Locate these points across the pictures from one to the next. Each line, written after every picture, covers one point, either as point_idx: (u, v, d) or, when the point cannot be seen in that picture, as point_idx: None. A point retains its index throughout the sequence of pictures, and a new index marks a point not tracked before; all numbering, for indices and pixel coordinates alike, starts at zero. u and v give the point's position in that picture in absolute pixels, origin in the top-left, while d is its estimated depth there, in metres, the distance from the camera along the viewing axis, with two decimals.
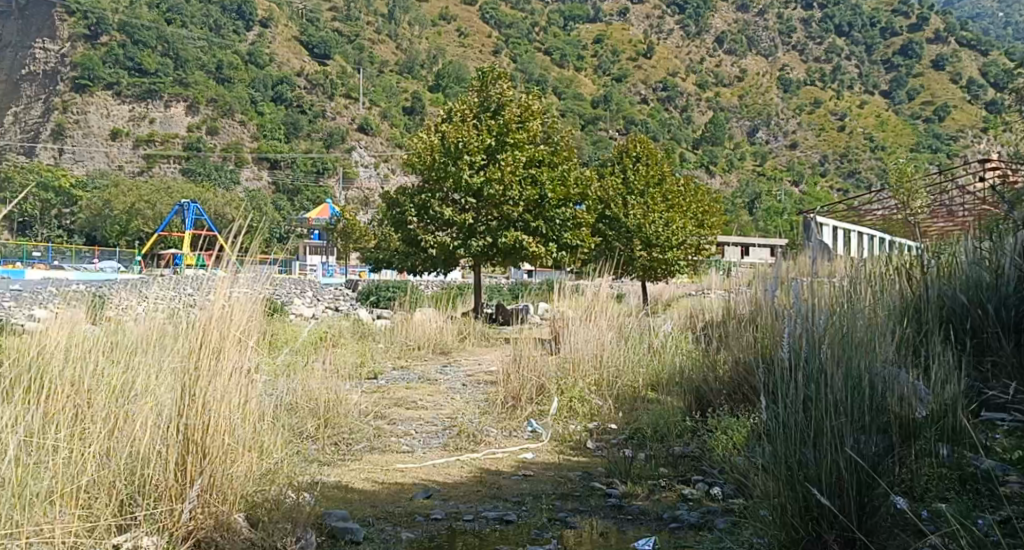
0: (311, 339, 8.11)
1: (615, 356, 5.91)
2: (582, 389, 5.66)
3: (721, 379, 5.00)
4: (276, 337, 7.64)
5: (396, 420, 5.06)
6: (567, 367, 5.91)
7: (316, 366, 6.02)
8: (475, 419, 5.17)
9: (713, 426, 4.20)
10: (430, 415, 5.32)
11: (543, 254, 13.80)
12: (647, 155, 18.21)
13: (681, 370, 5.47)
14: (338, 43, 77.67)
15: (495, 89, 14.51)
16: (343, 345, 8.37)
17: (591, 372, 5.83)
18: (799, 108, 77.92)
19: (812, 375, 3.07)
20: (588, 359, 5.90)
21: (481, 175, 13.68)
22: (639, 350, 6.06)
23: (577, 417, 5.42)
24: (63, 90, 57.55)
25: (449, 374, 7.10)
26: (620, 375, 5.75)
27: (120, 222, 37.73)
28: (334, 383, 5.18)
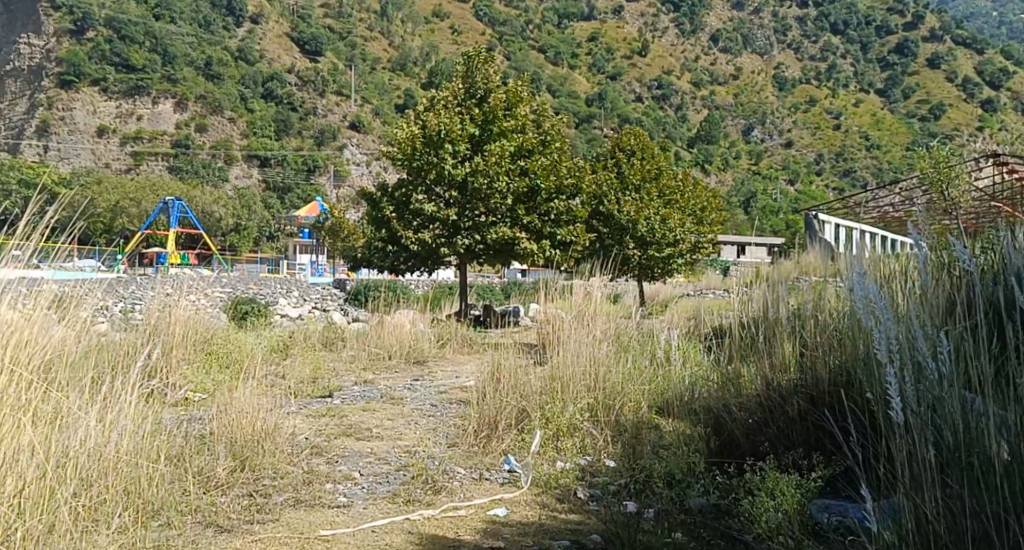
0: (260, 351, 6.95)
1: (612, 369, 4.96)
2: (582, 407, 4.73)
3: (744, 408, 4.06)
4: (219, 349, 6.54)
5: (339, 459, 4.00)
6: (555, 386, 4.89)
7: (249, 385, 5.00)
8: (436, 454, 4.13)
9: (752, 477, 3.22)
10: (385, 449, 4.26)
11: (538, 250, 12.78)
12: (643, 148, 17.27)
13: (696, 394, 4.48)
14: (329, 39, 76.68)
15: (480, 74, 13.54)
16: (301, 357, 7.23)
17: (584, 392, 4.83)
18: (794, 107, 77.21)
19: (962, 453, 2.24)
20: (579, 377, 4.89)
21: (465, 166, 12.66)
22: (645, 366, 5.13)
23: (572, 453, 4.44)
24: (49, 86, 56.44)
25: (418, 391, 6.08)
26: (615, 399, 4.75)
27: (105, 220, 37.46)
28: (267, 410, 4.15)
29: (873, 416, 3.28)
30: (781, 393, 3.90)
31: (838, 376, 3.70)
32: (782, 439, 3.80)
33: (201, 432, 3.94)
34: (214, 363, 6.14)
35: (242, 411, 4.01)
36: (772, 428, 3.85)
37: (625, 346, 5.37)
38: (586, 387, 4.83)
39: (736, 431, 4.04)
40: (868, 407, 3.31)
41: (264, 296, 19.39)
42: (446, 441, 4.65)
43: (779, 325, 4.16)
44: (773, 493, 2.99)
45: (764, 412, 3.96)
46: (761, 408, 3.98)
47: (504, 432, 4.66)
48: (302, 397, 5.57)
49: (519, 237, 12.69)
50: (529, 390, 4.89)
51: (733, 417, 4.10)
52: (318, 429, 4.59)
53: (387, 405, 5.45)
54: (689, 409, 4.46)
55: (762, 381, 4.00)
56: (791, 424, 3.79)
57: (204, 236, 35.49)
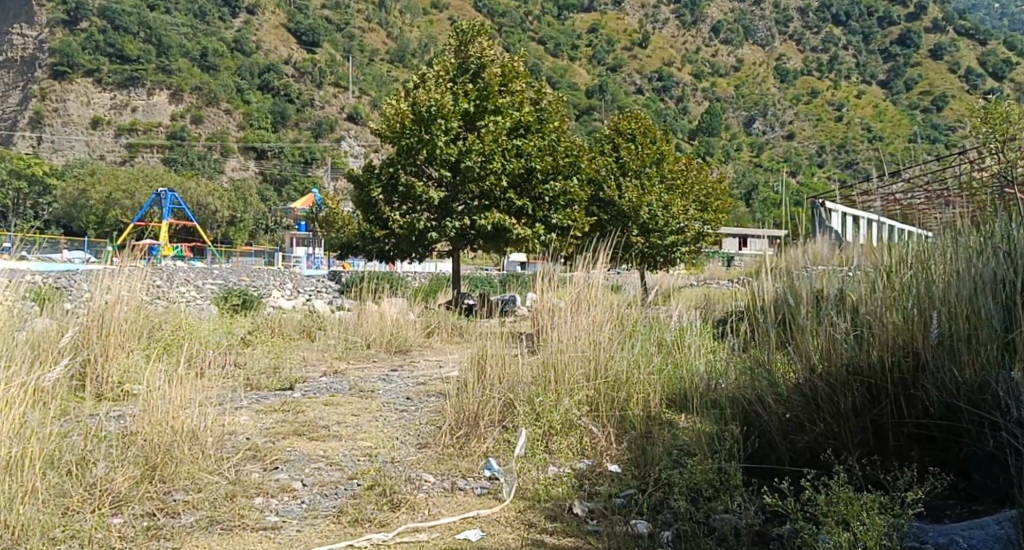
0: (216, 339, 6.13)
1: (617, 347, 4.32)
2: (585, 400, 4.04)
3: (783, 395, 3.43)
4: (165, 336, 5.69)
5: (281, 464, 3.31)
6: (548, 375, 4.19)
7: (187, 376, 4.27)
8: (397, 458, 3.43)
9: (824, 487, 2.61)
10: (340, 450, 3.55)
11: (533, 236, 12.08)
12: (645, 132, 16.43)
13: (716, 388, 3.82)
14: (327, 29, 75.83)
15: (474, 48, 12.72)
16: (263, 347, 6.46)
17: (584, 381, 4.12)
18: (796, 98, 76.09)
19: None
20: (577, 365, 4.19)
21: (459, 145, 11.87)
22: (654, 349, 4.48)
23: (572, 455, 3.75)
24: (42, 77, 55.63)
25: (393, 383, 5.36)
26: (618, 391, 4.06)
27: (97, 212, 37.27)
28: (195, 404, 3.43)
29: (995, 413, 2.75)
30: (834, 377, 3.28)
31: (900, 358, 3.15)
32: (835, 442, 3.22)
33: (121, 431, 3.29)
34: (159, 350, 5.30)
35: (177, 402, 3.36)
36: (818, 424, 3.25)
37: (634, 327, 4.70)
38: (584, 371, 4.16)
39: (769, 426, 3.44)
40: (990, 404, 2.78)
41: (257, 288, 18.54)
42: (417, 441, 3.93)
43: (821, 298, 3.52)
44: (850, 517, 2.45)
45: (809, 406, 3.34)
46: (805, 399, 3.36)
47: (486, 430, 3.96)
48: (251, 392, 4.83)
49: (512, 223, 11.96)
50: (520, 381, 4.22)
51: (764, 412, 3.47)
52: (272, 426, 3.89)
53: (352, 399, 4.70)
54: (710, 397, 3.81)
55: (802, 365, 3.37)
56: (843, 422, 3.20)
57: (198, 228, 34.67)
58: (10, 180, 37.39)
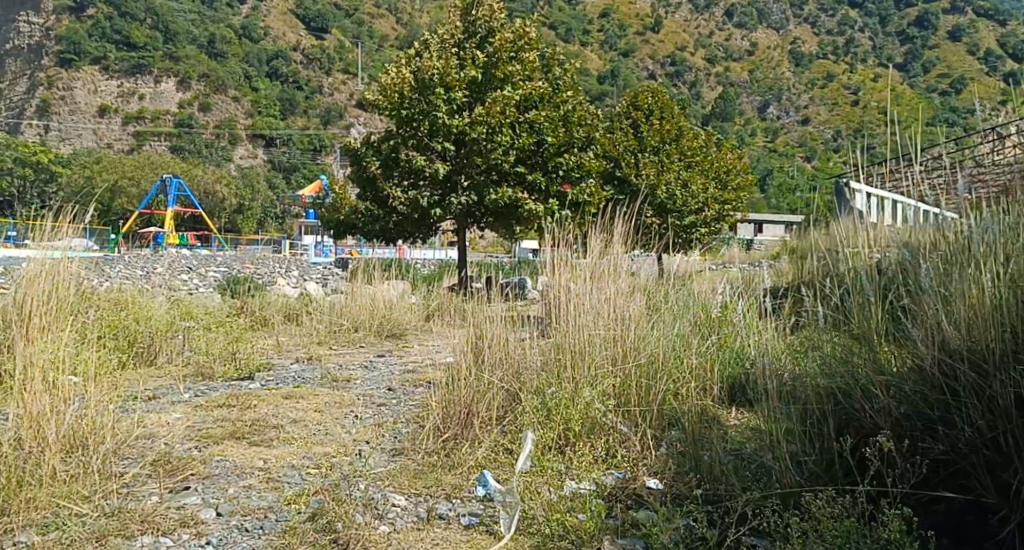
0: (164, 322, 5.28)
1: (654, 318, 3.55)
2: (617, 392, 3.28)
3: (899, 387, 2.60)
4: (99, 315, 4.86)
5: (189, 488, 2.69)
6: (564, 362, 3.35)
7: (102, 371, 3.54)
8: (345, 473, 2.77)
9: None
10: (282, 466, 2.88)
11: (546, 212, 11.13)
12: (662, 107, 15.42)
13: (795, 377, 2.97)
14: (336, 16, 74.88)
15: (481, 11, 11.78)
16: (223, 326, 5.61)
17: (606, 368, 3.32)
18: (812, 82, 74.27)
19: None
20: (599, 348, 3.37)
21: (462, 116, 10.90)
22: (700, 332, 3.69)
23: (608, 463, 3.04)
24: (48, 65, 54.72)
25: (375, 369, 4.54)
26: (654, 378, 3.26)
27: (103, 200, 36.41)
28: (72, 407, 2.76)
29: None
30: (980, 355, 2.44)
31: None
32: (989, 453, 2.40)
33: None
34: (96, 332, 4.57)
35: (72, 403, 2.84)
36: (963, 424, 2.42)
37: (674, 296, 3.86)
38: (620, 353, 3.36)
39: (879, 425, 2.62)
40: None
41: (262, 275, 17.58)
42: (393, 448, 3.17)
43: (948, 258, 2.66)
44: None
45: (939, 395, 2.52)
46: (933, 388, 2.53)
47: (479, 432, 3.21)
48: (198, 382, 4.11)
49: (523, 198, 11.06)
50: (526, 367, 3.48)
51: (868, 408, 2.66)
52: (207, 425, 3.27)
53: (329, 388, 3.92)
54: (790, 386, 3.01)
55: (930, 339, 2.54)
56: (1003, 426, 2.36)
57: (204, 215, 33.84)
58: (15, 169, 36.36)
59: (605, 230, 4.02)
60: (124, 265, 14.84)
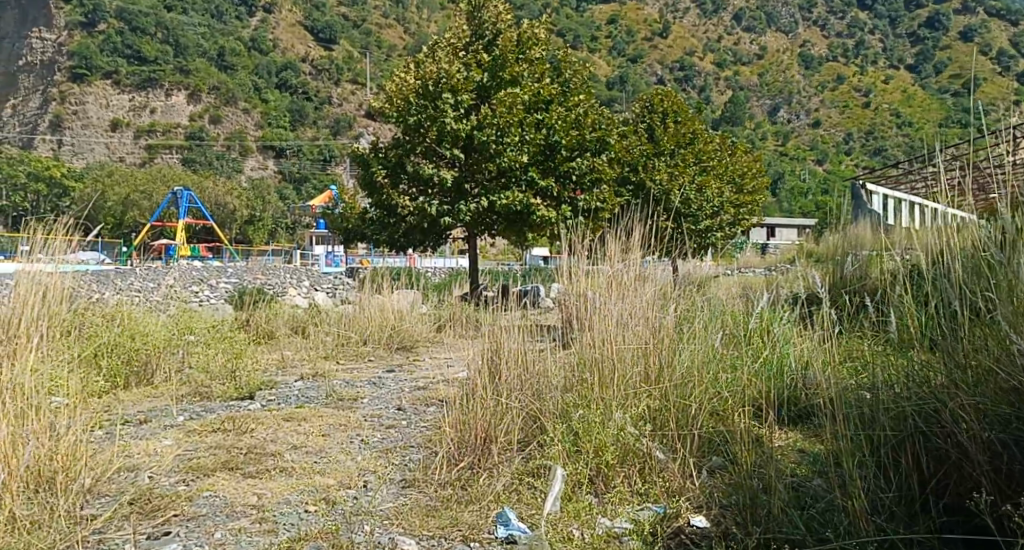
0: (168, 339, 5.03)
1: (686, 333, 3.37)
2: (648, 418, 3.10)
3: (977, 415, 2.40)
4: (95, 333, 4.66)
5: (178, 532, 2.58)
6: (593, 384, 3.17)
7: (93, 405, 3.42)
8: (354, 517, 2.66)
9: None
10: (274, 503, 2.77)
11: (558, 218, 10.87)
12: (676, 111, 15.16)
13: (852, 398, 2.77)
14: (343, 27, 74.93)
15: (487, 14, 11.57)
16: (221, 335, 5.39)
17: (641, 390, 3.13)
18: (822, 85, 73.62)
19: None
20: (632, 368, 3.18)
21: (471, 120, 10.65)
22: (735, 347, 3.47)
23: (642, 497, 2.87)
24: (61, 80, 54.97)
25: (387, 386, 4.34)
26: (690, 399, 3.09)
27: (115, 214, 36.37)
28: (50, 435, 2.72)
29: None
30: None
31: None
32: None
33: None
34: (90, 354, 4.43)
35: (51, 441, 2.74)
36: None
37: (704, 310, 3.64)
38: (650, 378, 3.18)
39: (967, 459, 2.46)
40: None
41: (273, 287, 17.40)
42: (403, 481, 3.01)
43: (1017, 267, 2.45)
44: None
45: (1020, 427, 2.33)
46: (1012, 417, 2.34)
47: (499, 462, 3.05)
48: (197, 405, 3.89)
49: (535, 203, 10.77)
50: (550, 387, 3.32)
51: (950, 440, 2.50)
52: (201, 454, 3.17)
53: (339, 410, 3.73)
54: (850, 410, 2.79)
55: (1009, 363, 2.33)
56: None
57: (215, 228, 33.70)
58: (29, 185, 36.37)
59: (628, 236, 3.81)
60: (133, 278, 14.61)
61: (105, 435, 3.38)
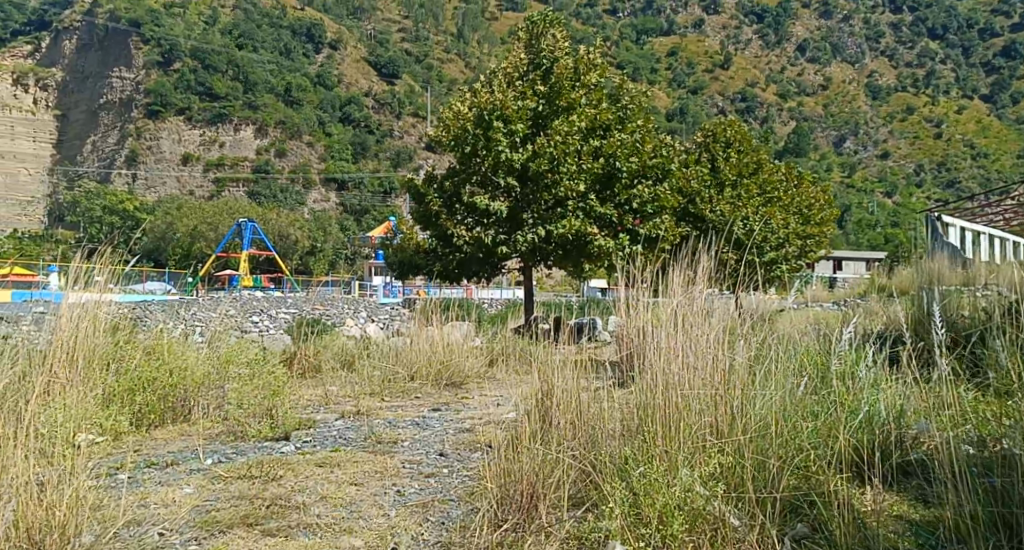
0: (206, 376, 5.13)
1: (755, 375, 3.13)
2: (716, 467, 2.88)
3: None
4: (137, 372, 4.74)
5: None
6: (657, 440, 2.98)
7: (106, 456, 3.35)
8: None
9: None
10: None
11: (617, 248, 10.55)
12: (739, 140, 14.73)
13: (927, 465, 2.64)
14: (406, 62, 76.02)
15: (545, 41, 11.38)
16: (260, 365, 5.32)
17: (707, 444, 2.91)
18: (890, 115, 71.76)
19: None
20: (699, 420, 2.95)
21: (527, 149, 10.42)
22: (811, 392, 3.22)
23: None
24: (138, 117, 56.95)
25: (430, 430, 4.31)
26: (764, 458, 2.87)
27: (184, 245, 37.20)
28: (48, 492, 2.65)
29: None
30: None
31: None
32: None
33: None
34: (135, 392, 4.54)
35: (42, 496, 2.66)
36: None
37: (776, 351, 3.37)
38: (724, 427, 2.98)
39: None
40: None
41: (331, 317, 17.39)
42: (442, 538, 2.87)
43: None
44: None
45: None
46: None
47: (552, 519, 2.90)
48: (228, 445, 4.01)
49: (592, 232, 10.49)
50: (602, 435, 3.23)
51: None
52: (220, 505, 3.09)
53: (377, 457, 3.73)
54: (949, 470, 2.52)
55: None
56: None
57: (278, 258, 34.10)
58: (103, 217, 37.38)
59: (690, 270, 3.57)
60: (192, 306, 14.71)
61: (127, 481, 3.32)
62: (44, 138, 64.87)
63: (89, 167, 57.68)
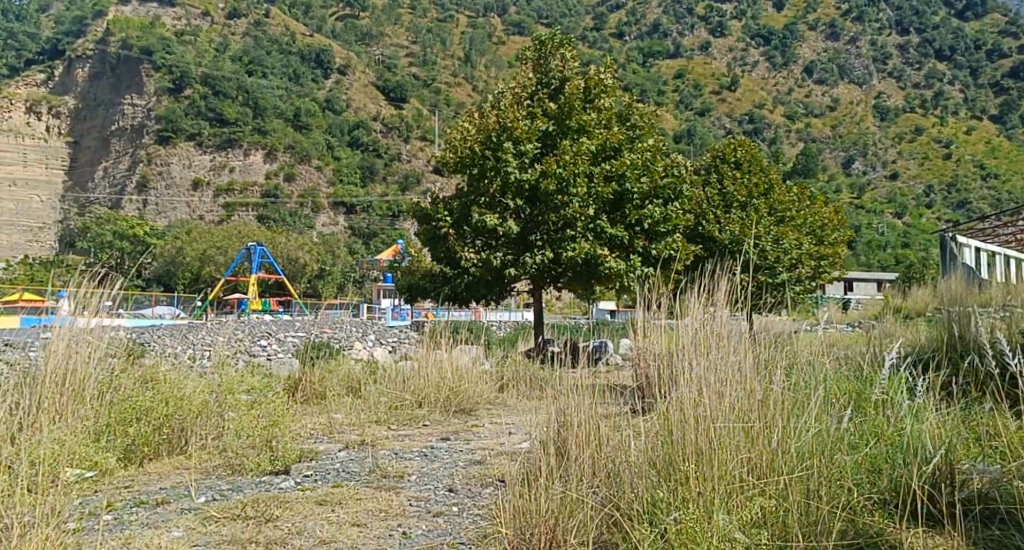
0: (203, 407, 4.89)
1: (788, 411, 3.02)
2: (750, 511, 2.78)
3: None
4: (131, 408, 4.54)
5: None
6: (683, 482, 2.87)
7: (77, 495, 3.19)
8: None
9: None
10: None
11: (627, 270, 10.35)
12: (750, 159, 14.57)
13: None
14: (413, 86, 76.32)
15: (555, 62, 11.29)
16: (262, 393, 5.14)
17: (731, 485, 2.81)
18: (899, 136, 71.46)
19: None
20: (724, 460, 2.85)
21: (535, 170, 10.29)
22: (845, 427, 3.09)
23: None
24: (149, 143, 57.27)
25: (443, 463, 4.17)
26: (790, 503, 2.78)
27: (193, 269, 37.18)
28: None
29: None
30: None
31: None
32: None
33: None
34: (120, 428, 4.38)
35: None
36: None
37: (809, 382, 3.23)
38: (764, 468, 2.86)
39: None
40: None
41: (339, 340, 17.26)
42: None
43: None
44: None
45: None
46: None
47: None
48: (223, 481, 3.88)
49: (603, 255, 10.24)
50: (625, 475, 3.08)
51: None
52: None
53: (381, 494, 3.59)
54: None
55: None
56: None
57: (286, 282, 33.95)
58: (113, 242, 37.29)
59: (712, 294, 3.48)
60: (202, 331, 14.66)
61: (114, 523, 3.19)
62: (56, 165, 65.12)
63: (100, 193, 57.92)
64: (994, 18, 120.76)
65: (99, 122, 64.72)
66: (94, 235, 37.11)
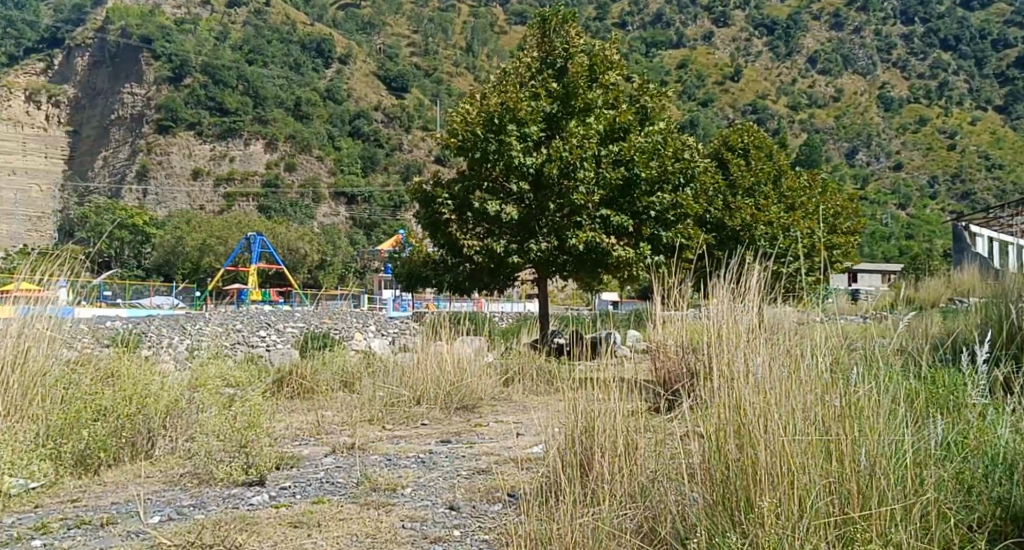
0: (178, 404, 4.45)
1: (864, 412, 2.52)
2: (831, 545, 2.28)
3: None
4: (98, 407, 4.11)
5: None
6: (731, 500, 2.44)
7: None
8: None
9: None
10: None
11: (636, 258, 9.87)
12: (758, 146, 14.08)
13: None
14: (414, 76, 75.53)
15: (560, 39, 10.73)
16: (241, 393, 4.66)
17: (790, 500, 2.35)
18: (903, 126, 70.14)
19: None
20: (781, 473, 2.39)
21: (540, 154, 9.79)
22: (929, 437, 2.62)
23: None
24: (148, 132, 56.70)
25: (444, 470, 3.74)
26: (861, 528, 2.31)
27: (192, 258, 36.70)
28: None
29: None
30: None
31: None
32: None
33: None
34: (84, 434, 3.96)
35: None
36: None
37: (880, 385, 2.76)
38: (852, 495, 2.39)
39: None
40: None
41: (340, 331, 16.83)
42: None
43: None
44: None
45: None
46: None
47: None
48: (185, 495, 3.47)
49: (610, 243, 9.76)
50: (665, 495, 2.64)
51: None
52: None
53: (372, 512, 3.13)
54: None
55: None
56: None
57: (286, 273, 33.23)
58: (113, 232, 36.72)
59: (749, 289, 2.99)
60: (199, 322, 14.25)
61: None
62: (56, 154, 64.89)
63: (100, 182, 57.36)
64: (997, 8, 119.72)
65: (97, 112, 64.12)
66: (92, 224, 36.52)
